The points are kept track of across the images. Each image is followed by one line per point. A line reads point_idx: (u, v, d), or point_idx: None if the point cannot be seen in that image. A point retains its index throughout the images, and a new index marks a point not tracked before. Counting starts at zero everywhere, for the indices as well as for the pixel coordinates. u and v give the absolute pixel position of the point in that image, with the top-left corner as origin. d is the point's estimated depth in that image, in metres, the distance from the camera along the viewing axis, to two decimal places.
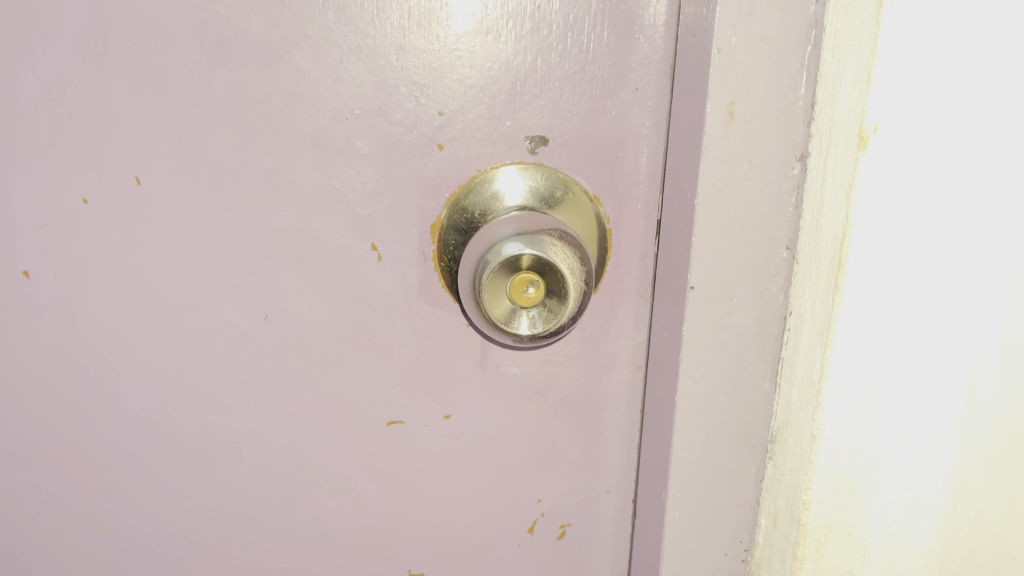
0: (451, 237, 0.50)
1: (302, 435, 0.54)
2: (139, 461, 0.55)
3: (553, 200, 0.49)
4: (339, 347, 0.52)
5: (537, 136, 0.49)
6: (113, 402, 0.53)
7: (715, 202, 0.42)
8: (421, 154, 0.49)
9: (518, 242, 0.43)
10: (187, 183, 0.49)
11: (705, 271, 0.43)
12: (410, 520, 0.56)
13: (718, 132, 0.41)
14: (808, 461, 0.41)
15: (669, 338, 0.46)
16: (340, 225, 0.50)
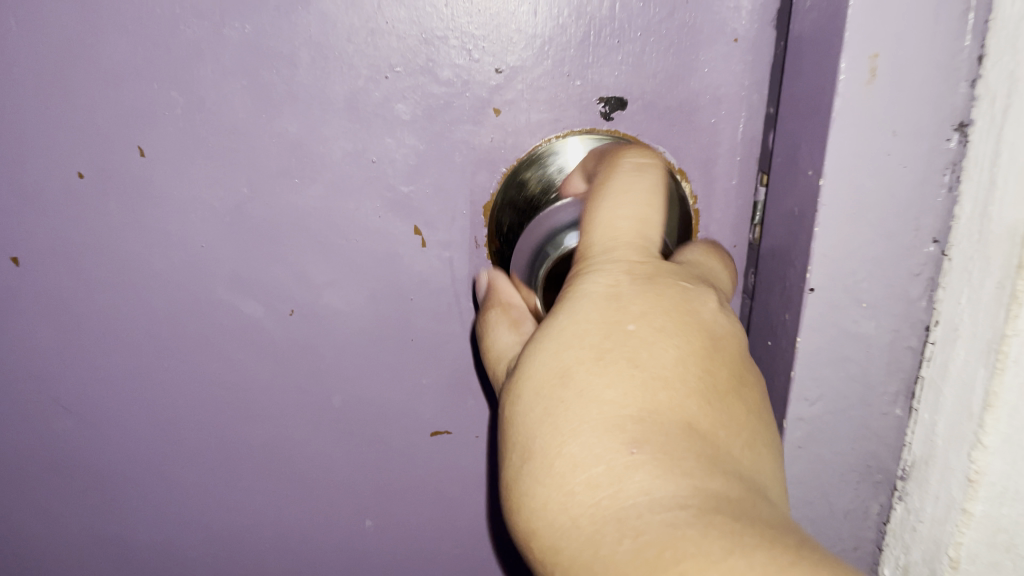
0: (505, 217, 0.43)
1: (335, 446, 0.47)
2: (151, 472, 0.48)
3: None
4: (377, 345, 0.45)
5: (613, 99, 0.41)
6: (120, 406, 0.46)
7: (848, 186, 0.33)
8: (474, 121, 0.41)
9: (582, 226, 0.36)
10: (200, 155, 0.41)
11: (830, 271, 0.34)
12: (460, 536, 0.50)
13: (855, 94, 0.31)
14: (960, 509, 0.33)
15: (774, 351, 0.38)
16: (379, 205, 0.42)
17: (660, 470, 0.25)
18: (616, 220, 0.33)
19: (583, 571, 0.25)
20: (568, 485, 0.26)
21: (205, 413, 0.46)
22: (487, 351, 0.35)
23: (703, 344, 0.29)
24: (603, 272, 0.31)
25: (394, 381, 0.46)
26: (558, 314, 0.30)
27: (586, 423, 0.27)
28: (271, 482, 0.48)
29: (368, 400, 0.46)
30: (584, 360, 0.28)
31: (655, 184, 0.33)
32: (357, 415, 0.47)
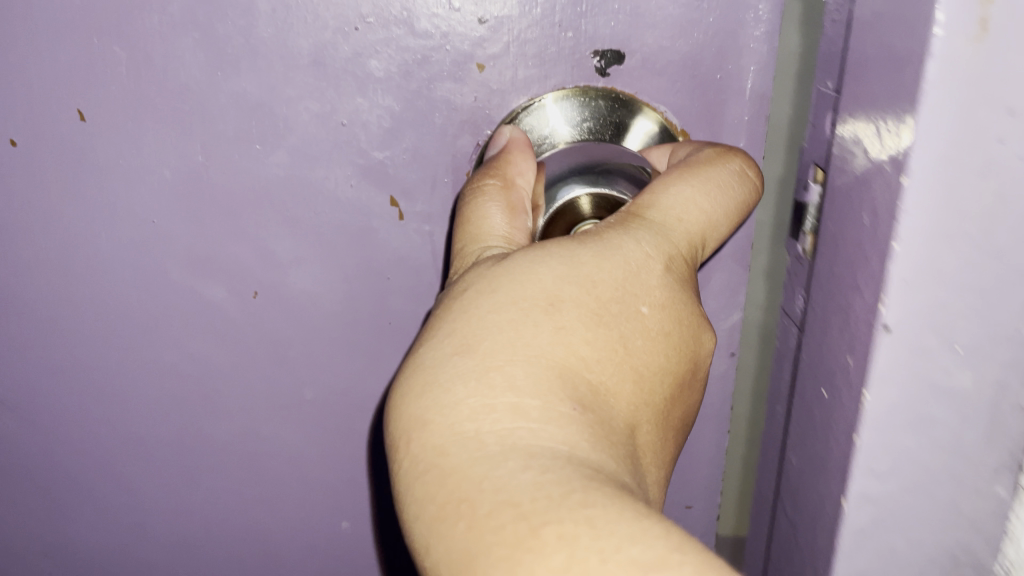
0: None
1: (307, 443, 0.43)
2: (104, 472, 0.44)
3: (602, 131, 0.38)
4: (352, 331, 0.41)
5: (609, 52, 0.37)
6: (68, 399, 0.42)
7: (942, 192, 0.25)
8: (456, 78, 0.37)
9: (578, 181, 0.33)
10: (147, 119, 0.36)
11: (912, 306, 0.26)
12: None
13: (958, 60, 0.23)
14: None
15: (830, 404, 0.31)
16: (350, 172, 0.38)
17: (593, 440, 0.25)
18: (687, 202, 0.31)
19: (467, 458, 0.24)
20: (494, 399, 0.25)
21: (163, 408, 0.42)
22: (471, 221, 0.31)
23: (678, 374, 0.30)
24: (644, 240, 0.30)
25: (369, 371, 0.41)
26: (583, 254, 0.29)
27: (554, 362, 0.26)
28: (236, 483, 0.44)
29: (342, 393, 0.42)
30: (580, 304, 0.28)
31: (738, 202, 0.32)
32: (330, 409, 0.42)
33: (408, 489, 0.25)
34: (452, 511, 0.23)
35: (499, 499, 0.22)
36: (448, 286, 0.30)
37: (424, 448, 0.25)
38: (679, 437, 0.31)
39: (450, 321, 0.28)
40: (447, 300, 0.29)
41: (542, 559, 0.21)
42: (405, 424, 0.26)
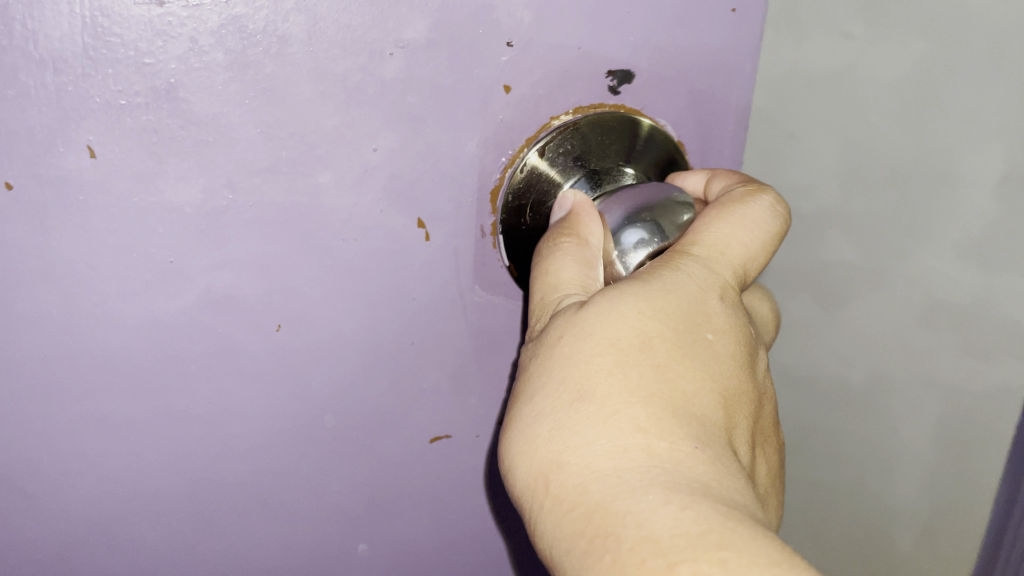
0: (530, 242, 0.41)
1: (327, 470, 0.43)
2: (102, 536, 0.40)
3: (618, 146, 0.42)
4: (375, 354, 0.41)
5: (620, 72, 0.41)
6: (66, 463, 0.38)
7: None
8: (484, 99, 0.38)
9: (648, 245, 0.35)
10: (172, 154, 0.34)
11: None
12: (455, 542, 0.48)
13: None
14: None
15: None
16: (378, 200, 0.38)
17: (717, 473, 0.26)
18: (729, 234, 0.33)
19: (606, 494, 0.25)
20: (622, 439, 0.26)
21: (176, 455, 0.39)
22: (545, 273, 0.33)
23: (758, 396, 0.31)
24: (700, 274, 0.31)
25: (394, 390, 0.43)
26: (656, 290, 0.30)
27: (663, 396, 0.27)
28: (254, 523, 0.43)
29: (366, 415, 0.43)
30: (666, 338, 0.29)
31: (774, 231, 0.34)
32: (352, 433, 0.43)
33: (555, 528, 0.26)
34: (599, 545, 0.24)
35: (640, 535, 0.23)
36: (535, 335, 0.32)
37: (563, 488, 0.26)
38: (774, 459, 0.33)
39: (556, 367, 0.29)
40: (544, 345, 0.30)
41: None
42: (540, 467, 0.27)
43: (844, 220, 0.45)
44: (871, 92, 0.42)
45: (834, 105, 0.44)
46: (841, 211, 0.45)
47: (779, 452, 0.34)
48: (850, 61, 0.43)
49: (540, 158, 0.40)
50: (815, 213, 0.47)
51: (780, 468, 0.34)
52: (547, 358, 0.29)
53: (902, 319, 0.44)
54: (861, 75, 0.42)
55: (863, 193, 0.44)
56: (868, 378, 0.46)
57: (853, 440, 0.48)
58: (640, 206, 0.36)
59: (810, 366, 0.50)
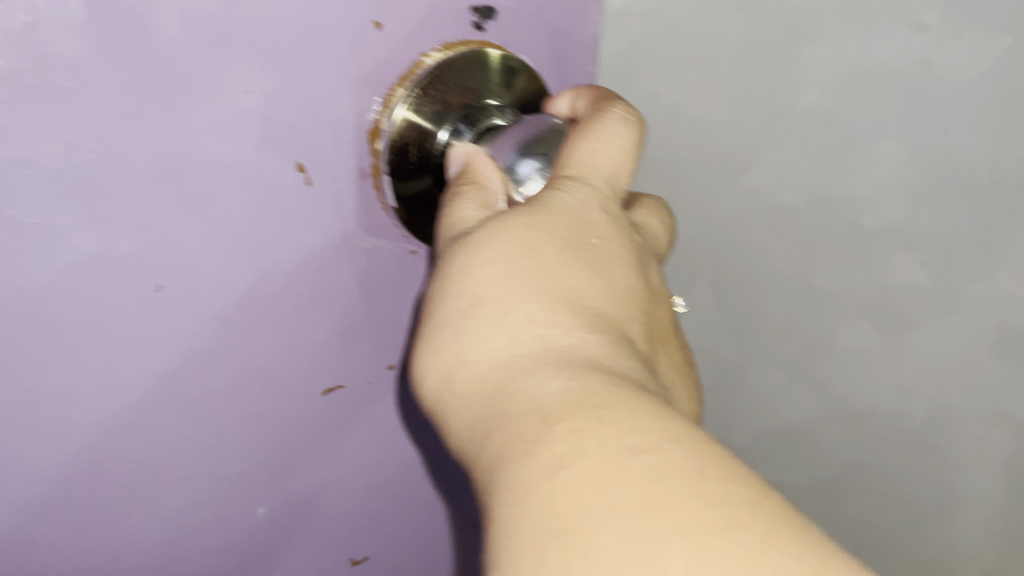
0: (417, 181, 0.44)
1: (219, 434, 0.42)
2: None
3: (476, 82, 0.45)
4: (263, 306, 0.41)
5: (484, 8, 0.43)
6: None
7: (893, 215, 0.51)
8: (357, 35, 0.39)
9: (545, 172, 0.38)
10: (33, 104, 0.31)
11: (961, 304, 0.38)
12: (349, 490, 0.49)
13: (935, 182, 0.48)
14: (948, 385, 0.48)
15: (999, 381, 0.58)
16: (257, 143, 0.37)
17: (608, 354, 0.28)
18: (593, 151, 0.35)
19: (503, 379, 0.26)
20: (518, 332, 0.28)
21: (55, 436, 0.37)
22: (446, 217, 0.35)
23: (645, 293, 0.33)
24: (575, 188, 0.33)
25: (284, 344, 0.42)
26: (533, 206, 0.32)
27: (552, 293, 0.29)
28: (144, 500, 0.40)
29: (257, 371, 0.42)
30: (551, 245, 0.31)
31: (631, 140, 0.36)
32: (244, 392, 0.42)
33: (460, 420, 0.27)
34: (494, 422, 0.25)
35: (529, 406, 0.25)
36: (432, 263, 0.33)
37: (465, 384, 0.27)
38: (671, 354, 0.35)
39: (449, 279, 0.30)
40: (439, 266, 0.31)
41: (550, 449, 0.23)
42: (442, 371, 0.28)
43: (915, 240, 0.54)
44: (943, 94, 0.49)
45: (927, 98, 0.50)
46: (909, 223, 0.54)
47: (677, 351, 0.36)
48: (927, 54, 0.49)
49: (410, 110, 0.42)
50: (880, 229, 0.54)
51: (685, 364, 0.36)
52: (441, 274, 0.31)
53: (953, 365, 0.59)
54: (932, 72, 0.49)
55: (931, 206, 0.53)
56: (931, 410, 0.61)
57: (891, 476, 0.65)
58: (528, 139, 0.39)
59: (869, 401, 0.61)
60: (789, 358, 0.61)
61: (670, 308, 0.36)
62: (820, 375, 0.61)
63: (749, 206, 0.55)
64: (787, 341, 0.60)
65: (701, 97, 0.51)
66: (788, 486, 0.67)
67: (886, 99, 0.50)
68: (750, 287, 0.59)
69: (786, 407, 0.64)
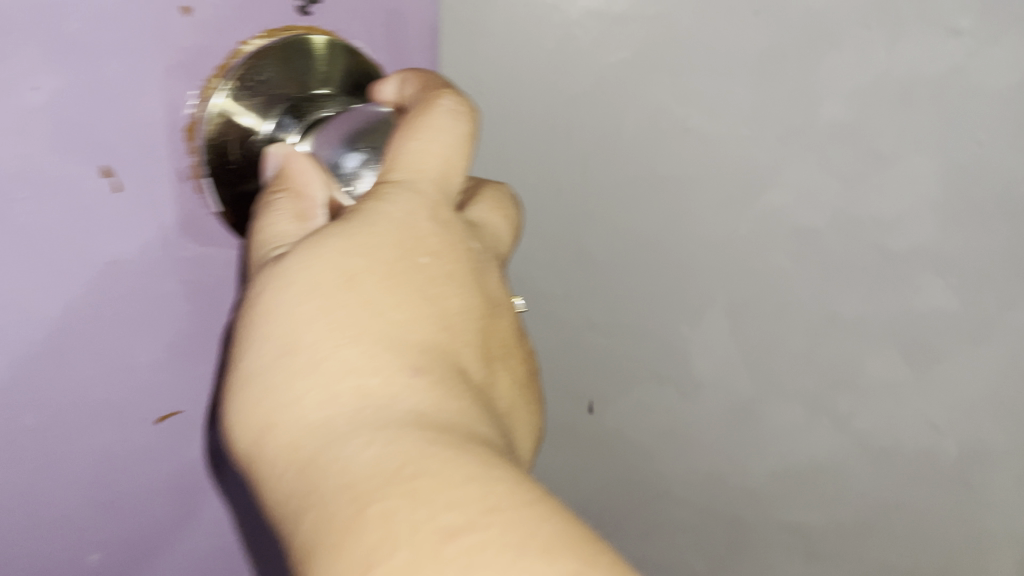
0: (246, 183, 0.39)
1: (35, 480, 0.36)
2: None
3: (302, 69, 0.40)
4: (74, 330, 0.35)
5: None
6: None
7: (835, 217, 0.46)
8: (164, 22, 0.34)
9: (376, 161, 0.35)
10: None
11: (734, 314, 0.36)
12: (203, 530, 0.44)
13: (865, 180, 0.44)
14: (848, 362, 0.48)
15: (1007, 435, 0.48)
16: (49, 147, 0.32)
17: (434, 402, 0.26)
18: (420, 149, 0.31)
19: (318, 447, 0.24)
20: (335, 386, 0.25)
21: None
22: (258, 232, 0.31)
23: (481, 309, 0.31)
24: (402, 198, 0.30)
25: (107, 369, 0.37)
26: (353, 227, 0.28)
27: (371, 333, 0.27)
28: None
29: (76, 402, 0.36)
30: (374, 273, 0.28)
31: (462, 134, 0.32)
32: (63, 429, 0.36)
33: (274, 488, 0.25)
34: (307, 502, 0.23)
35: (342, 480, 0.23)
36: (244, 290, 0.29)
37: (277, 451, 0.25)
38: (511, 369, 0.33)
39: (258, 320, 0.27)
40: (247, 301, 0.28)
41: (360, 537, 0.21)
42: (250, 432, 0.25)
43: (950, 260, 0.45)
44: (972, 105, 0.41)
45: (970, 107, 0.41)
46: (940, 246, 0.44)
47: (518, 362, 0.34)
48: (959, 62, 0.41)
49: (229, 98, 0.37)
50: (907, 253, 0.45)
51: (526, 370, 0.34)
52: (249, 312, 0.27)
53: (981, 401, 0.48)
54: (966, 81, 0.41)
55: (970, 230, 0.44)
56: (965, 445, 0.49)
57: (923, 530, 0.52)
58: (357, 129, 0.36)
59: (895, 442, 0.50)
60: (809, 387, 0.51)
61: (512, 315, 0.34)
62: (844, 411, 0.51)
63: (772, 227, 0.48)
64: (808, 374, 0.51)
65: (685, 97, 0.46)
66: (807, 532, 0.56)
67: (941, 115, 0.42)
68: (766, 320, 0.50)
69: (805, 446, 0.53)
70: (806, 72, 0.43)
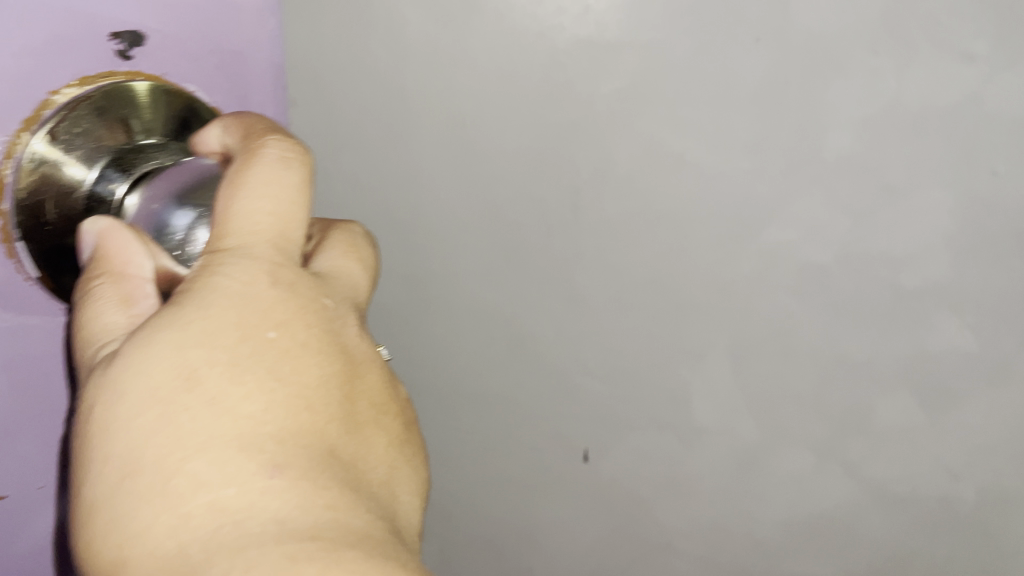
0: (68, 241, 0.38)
1: None
2: None
3: (127, 116, 0.41)
4: None
5: (126, 33, 0.40)
6: None
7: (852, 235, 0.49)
8: None
9: (207, 219, 0.35)
10: None
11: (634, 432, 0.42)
12: None
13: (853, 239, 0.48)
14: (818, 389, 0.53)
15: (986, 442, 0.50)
16: None
17: (298, 506, 0.26)
18: (247, 209, 0.29)
19: None
20: (187, 507, 0.25)
21: None
22: (84, 328, 0.28)
23: (342, 373, 0.30)
24: (236, 269, 0.28)
25: None
26: (188, 315, 0.27)
27: (219, 434, 0.26)
28: None
29: None
30: (215, 364, 0.27)
31: (297, 181, 0.30)
32: None
33: None
34: None
35: None
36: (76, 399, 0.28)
37: None
38: (385, 428, 0.33)
39: (94, 442, 0.25)
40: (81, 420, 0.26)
41: None
42: (102, 565, 0.25)
43: (968, 293, 0.48)
44: (984, 132, 0.45)
45: (990, 135, 0.45)
46: (957, 286, 0.48)
47: (391, 417, 0.33)
48: (975, 89, 0.44)
49: (50, 144, 0.37)
50: (919, 292, 0.49)
51: (400, 415, 0.34)
52: (82, 432, 0.26)
53: (991, 446, 0.50)
54: (982, 107, 0.44)
55: (986, 261, 0.47)
56: (982, 490, 0.51)
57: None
58: (186, 187, 0.35)
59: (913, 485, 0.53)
60: (819, 434, 0.54)
61: (378, 363, 0.33)
62: (856, 455, 0.54)
63: (778, 263, 0.51)
64: (815, 420, 0.54)
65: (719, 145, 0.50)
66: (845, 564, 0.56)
67: (960, 142, 0.45)
68: (771, 360, 0.53)
69: (820, 495, 0.56)
70: (820, 111, 0.47)
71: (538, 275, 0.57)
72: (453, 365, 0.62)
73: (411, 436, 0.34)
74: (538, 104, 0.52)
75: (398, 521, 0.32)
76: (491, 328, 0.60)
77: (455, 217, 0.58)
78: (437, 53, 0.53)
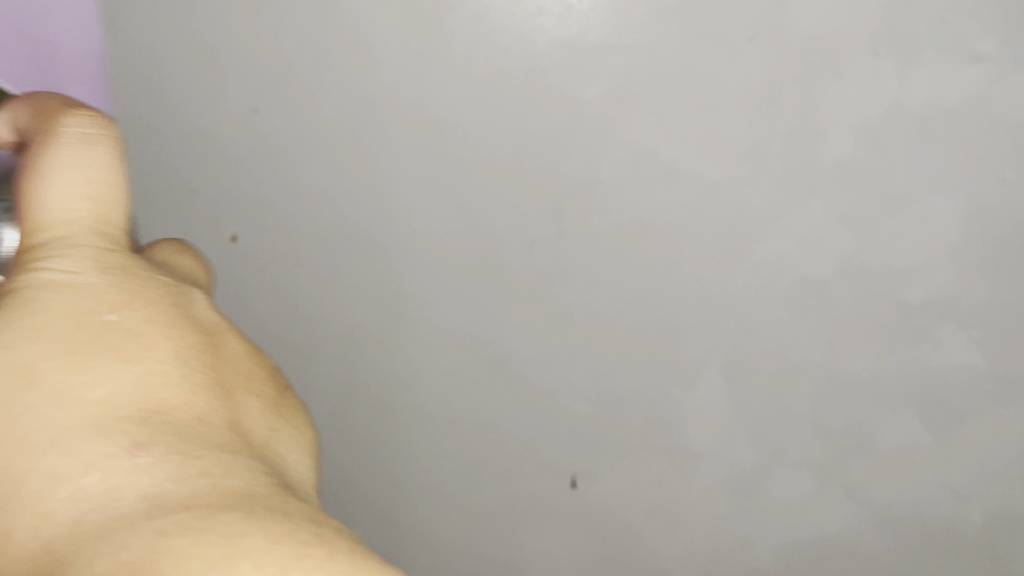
0: None
1: None
2: None
3: None
4: None
5: None
6: None
7: (821, 258, 0.58)
8: None
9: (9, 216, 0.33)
10: None
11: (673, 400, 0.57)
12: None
13: (851, 194, 0.57)
14: (817, 345, 0.60)
15: (977, 420, 0.61)
16: None
17: (173, 458, 0.25)
18: (57, 194, 0.30)
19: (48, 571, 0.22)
20: (45, 502, 0.23)
21: None
22: None
23: (198, 341, 0.30)
24: (62, 259, 0.29)
25: None
26: (20, 323, 0.27)
27: (72, 425, 0.25)
28: None
29: None
30: (50, 353, 0.26)
31: (105, 158, 0.30)
32: None
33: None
34: None
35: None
36: None
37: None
38: (259, 394, 0.31)
39: None
40: None
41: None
42: None
43: (958, 303, 0.59)
44: (980, 147, 0.55)
45: (985, 152, 0.55)
46: (957, 284, 0.58)
47: (269, 386, 0.32)
48: (982, 91, 0.53)
49: None
50: (922, 302, 0.59)
51: (282, 384, 0.33)
52: None
53: (989, 453, 0.62)
54: (986, 107, 0.54)
55: (976, 259, 0.57)
56: (976, 492, 0.63)
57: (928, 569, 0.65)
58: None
59: (910, 489, 0.63)
60: (820, 456, 0.63)
61: (238, 335, 0.33)
62: (856, 480, 0.63)
63: (775, 273, 0.59)
64: (815, 440, 0.63)
65: (704, 152, 0.56)
66: (825, 536, 0.65)
67: (956, 156, 0.55)
68: (770, 381, 0.61)
69: (818, 517, 0.65)
70: (797, 108, 0.55)
71: (501, 285, 0.59)
72: (430, 388, 0.62)
73: (292, 392, 0.33)
74: (519, 106, 0.55)
75: (297, 488, 0.30)
76: (470, 353, 0.61)
77: (432, 229, 0.58)
78: (415, 60, 0.54)
